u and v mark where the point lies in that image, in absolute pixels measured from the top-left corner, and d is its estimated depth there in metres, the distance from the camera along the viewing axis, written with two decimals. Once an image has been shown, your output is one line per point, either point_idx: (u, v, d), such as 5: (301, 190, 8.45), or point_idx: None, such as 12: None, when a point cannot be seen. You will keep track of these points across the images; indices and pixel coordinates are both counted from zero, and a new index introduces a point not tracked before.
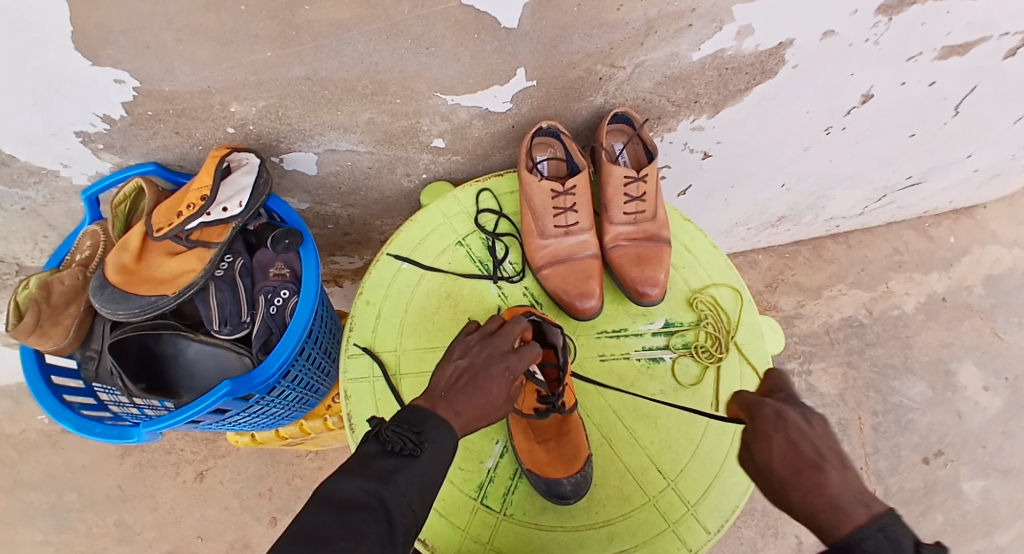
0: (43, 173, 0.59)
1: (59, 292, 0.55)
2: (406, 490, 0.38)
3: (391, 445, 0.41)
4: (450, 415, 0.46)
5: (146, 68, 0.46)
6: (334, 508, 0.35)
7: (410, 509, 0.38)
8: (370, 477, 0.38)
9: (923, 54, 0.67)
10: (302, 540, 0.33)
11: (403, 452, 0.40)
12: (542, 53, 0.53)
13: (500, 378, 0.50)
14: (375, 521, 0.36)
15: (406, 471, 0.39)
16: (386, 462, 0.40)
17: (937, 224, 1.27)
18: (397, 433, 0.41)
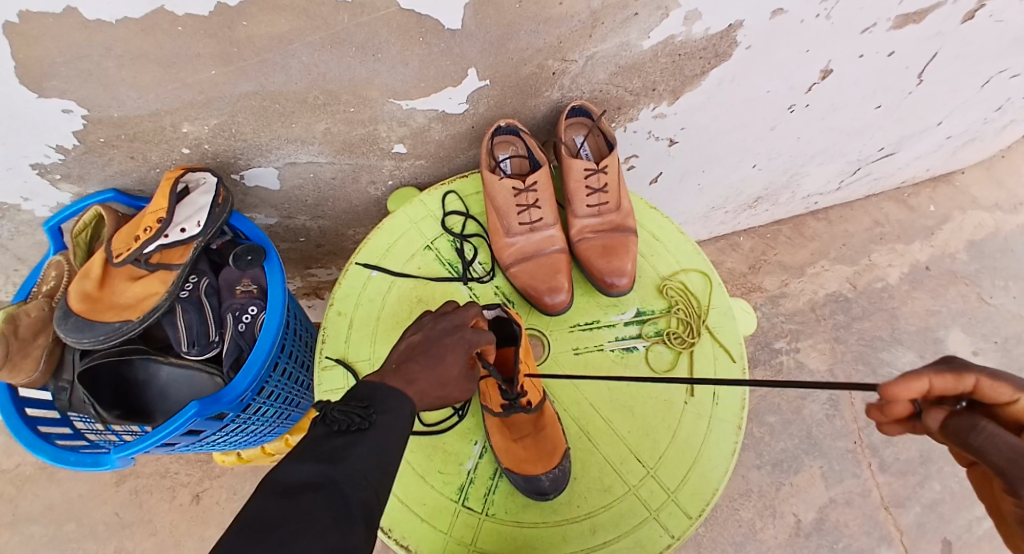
0: (6, 207, 0.59)
1: (26, 324, 0.55)
2: (364, 464, 0.34)
3: (338, 424, 0.37)
4: (404, 384, 0.45)
5: (91, 95, 0.46)
6: (281, 494, 0.30)
7: (369, 483, 0.34)
8: (320, 460, 0.34)
9: (877, 25, 0.68)
10: (246, 531, 0.27)
11: (352, 428, 0.37)
12: (491, 51, 0.53)
13: (456, 347, 0.50)
14: (330, 499, 0.31)
15: (358, 446, 0.35)
16: (334, 443, 0.36)
17: (916, 193, 1.28)
18: (343, 413, 0.38)
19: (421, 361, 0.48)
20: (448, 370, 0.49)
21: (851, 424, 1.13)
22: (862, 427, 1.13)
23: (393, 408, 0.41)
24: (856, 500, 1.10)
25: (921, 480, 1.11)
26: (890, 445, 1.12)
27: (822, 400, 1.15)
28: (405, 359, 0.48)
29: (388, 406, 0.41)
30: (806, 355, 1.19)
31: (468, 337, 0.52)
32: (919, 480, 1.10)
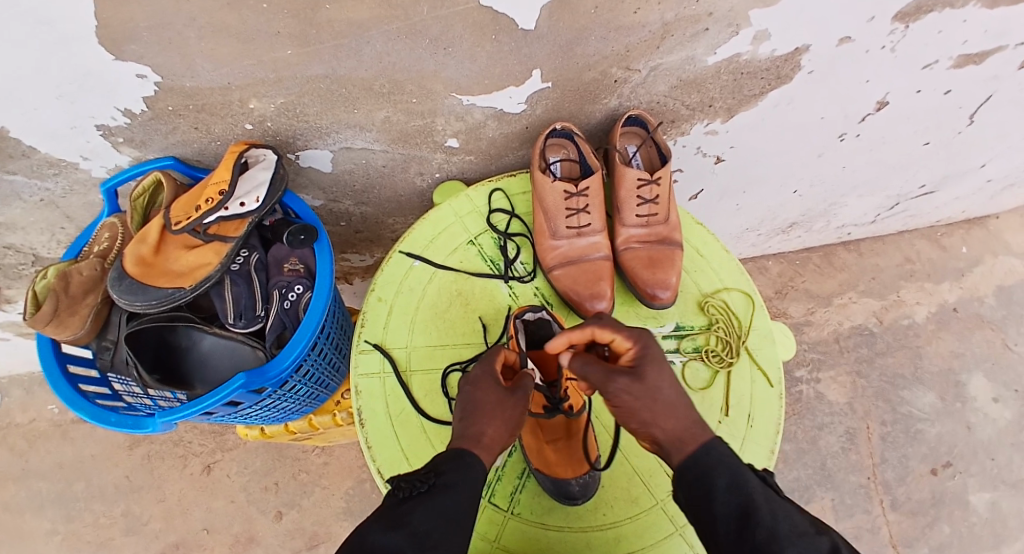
0: (63, 165, 0.58)
1: (77, 283, 0.56)
2: (428, 523, 0.40)
3: (402, 491, 0.43)
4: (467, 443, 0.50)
5: (169, 64, 0.47)
6: None
7: (434, 539, 0.39)
8: (390, 527, 0.39)
9: (938, 63, 0.67)
10: None
11: (416, 492, 0.43)
12: (558, 54, 0.54)
13: (484, 383, 0.53)
14: None
15: (419, 509, 0.41)
16: (403, 507, 0.41)
17: (949, 233, 1.26)
18: (407, 480, 0.44)
19: (465, 419, 0.52)
20: (482, 400, 0.52)
21: (865, 459, 1.12)
22: (877, 463, 1.11)
23: (453, 465, 0.46)
24: (864, 536, 1.08)
25: (932, 521, 1.08)
26: (904, 483, 1.10)
27: (838, 432, 1.14)
28: (459, 416, 0.53)
29: (455, 471, 0.46)
30: (826, 386, 1.17)
31: (480, 373, 0.55)
32: (930, 521, 1.08)
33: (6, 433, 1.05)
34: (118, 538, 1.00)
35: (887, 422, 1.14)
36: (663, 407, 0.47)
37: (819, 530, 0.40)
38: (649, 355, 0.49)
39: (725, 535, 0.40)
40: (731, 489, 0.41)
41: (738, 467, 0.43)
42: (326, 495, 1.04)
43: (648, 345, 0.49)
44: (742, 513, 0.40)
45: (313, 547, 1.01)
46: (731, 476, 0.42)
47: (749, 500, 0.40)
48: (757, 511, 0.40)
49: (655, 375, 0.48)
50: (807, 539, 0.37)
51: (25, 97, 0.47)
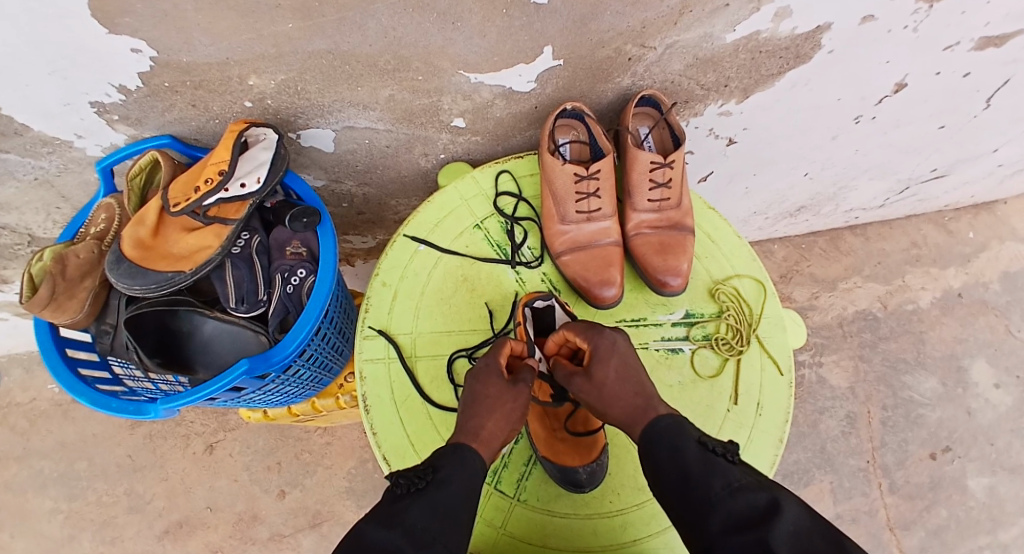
0: (57, 143, 0.56)
1: (74, 266, 0.55)
2: (424, 521, 0.40)
3: (401, 487, 0.43)
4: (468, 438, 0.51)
5: (165, 39, 0.44)
6: None
7: (430, 535, 0.39)
8: (386, 526, 0.38)
9: (959, 45, 0.64)
10: None
11: (412, 490, 0.43)
12: (571, 30, 0.51)
13: (486, 376, 0.55)
14: None
15: (416, 506, 0.41)
16: (399, 504, 0.42)
17: (957, 218, 1.25)
18: (405, 476, 0.44)
19: (468, 412, 0.53)
20: (484, 392, 0.53)
21: (865, 443, 1.12)
22: (876, 447, 1.12)
23: (448, 462, 0.47)
24: (861, 519, 1.09)
25: (929, 505, 1.10)
26: (902, 467, 1.11)
27: (839, 417, 1.14)
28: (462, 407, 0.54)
29: (450, 467, 0.46)
30: (828, 371, 1.17)
31: (483, 366, 0.56)
32: (927, 505, 1.10)
33: (7, 412, 1.05)
34: (122, 516, 1.01)
35: (888, 407, 1.14)
36: (611, 397, 0.52)
37: (762, 486, 0.39)
38: (598, 353, 0.54)
39: (673, 500, 0.42)
40: (671, 457, 0.44)
41: (681, 435, 0.45)
42: (329, 474, 1.04)
43: (599, 344, 0.54)
44: (682, 477, 0.42)
45: (317, 525, 1.02)
46: (672, 444, 0.45)
47: (686, 464, 0.43)
48: (693, 473, 0.42)
49: (602, 372, 0.53)
50: (739, 494, 0.38)
51: (14, 74, 0.44)
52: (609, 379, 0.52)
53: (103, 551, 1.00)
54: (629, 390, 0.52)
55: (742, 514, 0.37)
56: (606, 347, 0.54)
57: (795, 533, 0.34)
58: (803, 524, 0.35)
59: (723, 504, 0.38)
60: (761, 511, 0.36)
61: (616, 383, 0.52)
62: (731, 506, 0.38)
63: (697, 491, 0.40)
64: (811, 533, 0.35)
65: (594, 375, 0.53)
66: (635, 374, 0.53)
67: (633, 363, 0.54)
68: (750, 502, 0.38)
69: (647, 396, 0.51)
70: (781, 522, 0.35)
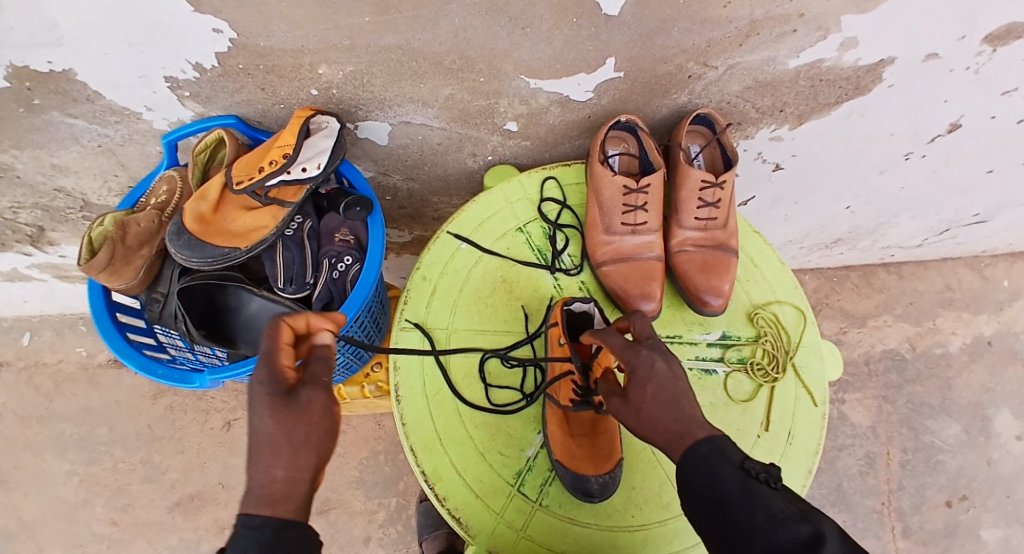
0: (126, 114, 0.59)
1: (134, 233, 0.56)
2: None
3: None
4: None
5: (246, 22, 0.46)
6: None
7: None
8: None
9: (1021, 89, 0.63)
10: None
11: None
12: (636, 44, 0.52)
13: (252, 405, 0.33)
14: None
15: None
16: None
17: (994, 264, 1.22)
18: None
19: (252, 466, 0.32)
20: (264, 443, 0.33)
21: (882, 485, 1.10)
22: (894, 490, 1.09)
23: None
24: None
25: None
26: (919, 513, 1.08)
27: (858, 455, 1.12)
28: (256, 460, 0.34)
29: None
30: (850, 408, 1.15)
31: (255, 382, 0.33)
32: None
33: (35, 371, 1.08)
34: (136, 483, 1.03)
35: (908, 450, 1.12)
36: (647, 421, 0.45)
37: (806, 515, 0.35)
38: (634, 374, 0.46)
39: (709, 526, 0.40)
40: (707, 483, 0.40)
41: (718, 457, 0.41)
42: (340, 462, 1.05)
43: (636, 364, 0.46)
44: (719, 505, 0.38)
45: (324, 511, 1.03)
46: (708, 466, 0.40)
47: (721, 493, 0.39)
48: (731, 505, 0.38)
49: (638, 396, 0.46)
50: (781, 527, 0.35)
51: (98, 41, 0.46)
52: (646, 403, 0.45)
53: (114, 516, 1.02)
54: (669, 414, 0.44)
55: (784, 551, 0.34)
56: (644, 368, 0.46)
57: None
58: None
59: (763, 538, 0.35)
60: (804, 549, 0.33)
61: (657, 406, 0.45)
62: (770, 541, 0.35)
63: (735, 521, 0.37)
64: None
65: (631, 398, 0.46)
66: (679, 391, 0.45)
67: (670, 384, 0.45)
68: (793, 536, 0.34)
69: (687, 420, 0.43)
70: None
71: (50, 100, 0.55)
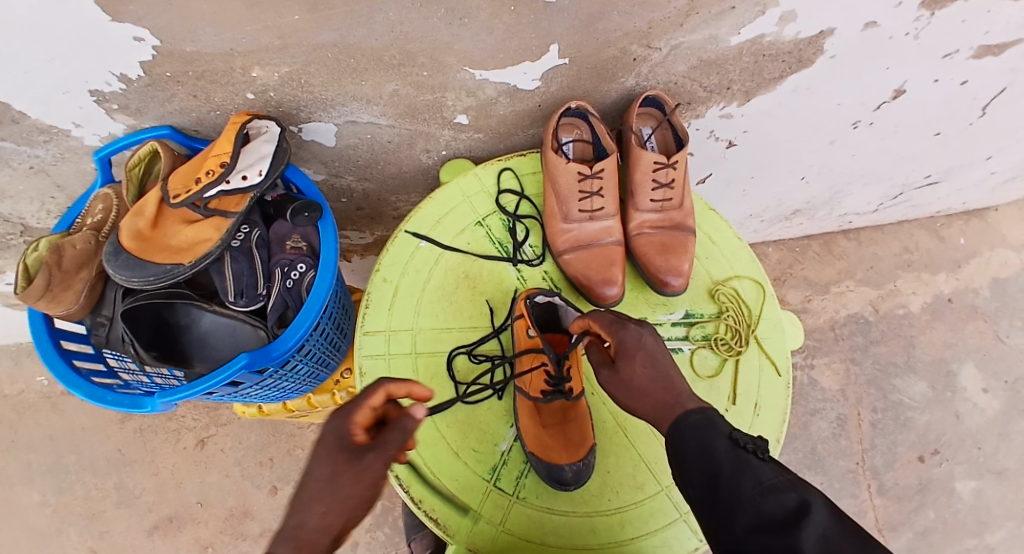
0: (54, 131, 0.55)
1: (71, 256, 0.53)
2: None
3: None
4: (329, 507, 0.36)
5: (168, 28, 0.43)
6: None
7: None
8: None
9: (959, 53, 0.65)
10: None
11: None
12: (579, 28, 0.51)
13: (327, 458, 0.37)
14: None
15: None
16: None
17: (948, 224, 1.26)
18: None
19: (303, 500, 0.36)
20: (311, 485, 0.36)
21: (855, 445, 1.14)
22: (866, 449, 1.14)
23: None
24: None
25: (916, 507, 1.11)
26: (892, 469, 1.12)
27: (830, 418, 1.15)
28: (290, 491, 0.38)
29: None
30: (820, 374, 1.18)
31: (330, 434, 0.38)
32: (914, 507, 1.11)
33: None
34: (111, 511, 1.00)
35: (878, 410, 1.16)
36: (636, 393, 0.49)
37: (795, 486, 0.35)
38: (623, 347, 0.51)
39: (703, 501, 0.39)
40: (699, 453, 0.40)
41: (709, 430, 0.42)
42: None
43: (624, 338, 0.51)
44: (710, 475, 0.38)
45: None
46: (699, 438, 0.41)
47: (713, 462, 0.39)
48: (721, 473, 0.38)
49: (628, 368, 0.50)
50: (768, 495, 0.34)
51: (11, 59, 0.43)
52: (636, 375, 0.50)
53: (91, 545, 0.99)
54: (659, 388, 0.48)
55: (770, 518, 0.33)
56: (632, 341, 0.51)
57: (825, 539, 0.30)
58: (836, 530, 0.31)
59: (751, 504, 0.35)
60: (789, 515, 0.32)
61: (644, 379, 0.49)
62: (759, 508, 0.34)
63: (725, 490, 0.37)
64: (844, 538, 0.30)
65: (621, 369, 0.51)
66: (663, 367, 0.50)
67: (661, 359, 0.50)
68: (779, 505, 0.34)
69: (676, 390, 0.47)
70: (810, 525, 0.31)
71: None
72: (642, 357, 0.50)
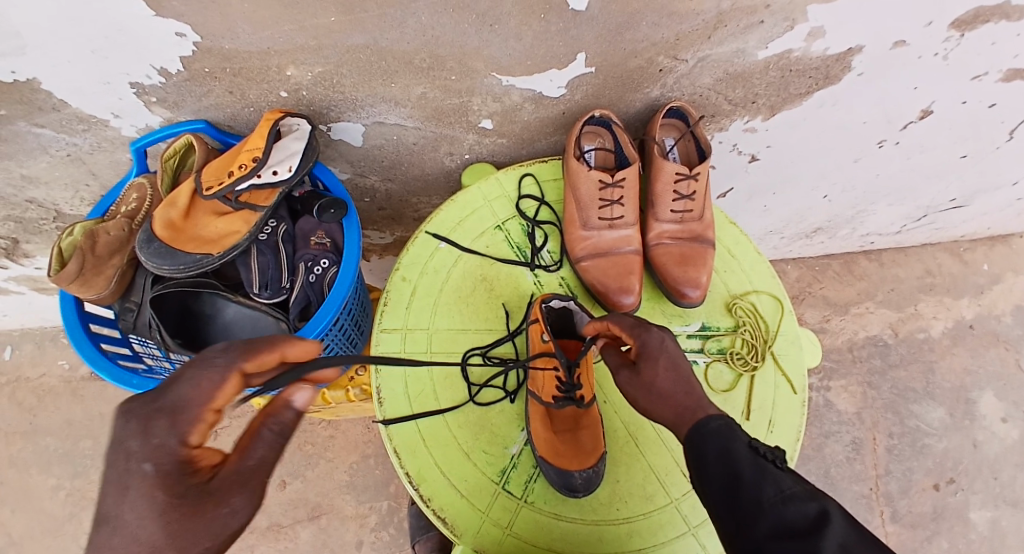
0: (93, 121, 0.58)
1: (104, 243, 0.55)
2: None
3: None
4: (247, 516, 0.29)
5: (209, 24, 0.45)
6: None
7: None
8: None
9: (989, 74, 0.64)
10: None
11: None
12: (606, 38, 0.52)
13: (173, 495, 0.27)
14: None
15: None
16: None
17: (972, 249, 1.24)
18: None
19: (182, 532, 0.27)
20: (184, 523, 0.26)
21: (869, 469, 1.11)
22: (881, 475, 1.11)
23: None
24: None
25: (930, 536, 1.08)
26: (906, 496, 1.10)
27: (844, 441, 1.13)
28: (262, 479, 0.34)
29: None
30: (835, 395, 1.16)
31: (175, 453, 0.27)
32: (928, 536, 1.08)
33: (17, 385, 1.06)
34: None
35: (894, 434, 1.13)
36: (658, 396, 0.48)
37: (816, 496, 0.35)
38: (646, 350, 0.50)
39: (719, 505, 0.38)
40: (719, 457, 0.40)
41: (732, 438, 0.41)
42: (330, 468, 1.04)
43: (647, 340, 0.50)
44: (730, 479, 0.38)
45: (315, 518, 1.02)
46: (721, 443, 0.41)
47: (734, 466, 0.39)
48: (742, 477, 0.38)
49: (650, 370, 0.49)
50: (790, 502, 0.34)
51: (58, 48, 0.45)
52: (658, 377, 0.48)
53: None
54: (683, 391, 0.47)
55: (791, 524, 0.33)
56: (655, 345, 0.50)
57: (845, 547, 0.30)
58: (858, 541, 0.30)
59: (772, 508, 0.34)
60: (811, 522, 0.32)
61: (666, 382, 0.48)
62: (779, 513, 0.34)
63: (745, 494, 0.36)
64: (864, 547, 0.30)
65: (643, 371, 0.49)
66: (685, 373, 0.49)
67: (683, 364, 0.49)
68: (800, 512, 0.33)
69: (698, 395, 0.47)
70: (832, 532, 0.31)
71: (14, 110, 0.54)
72: (665, 359, 0.49)
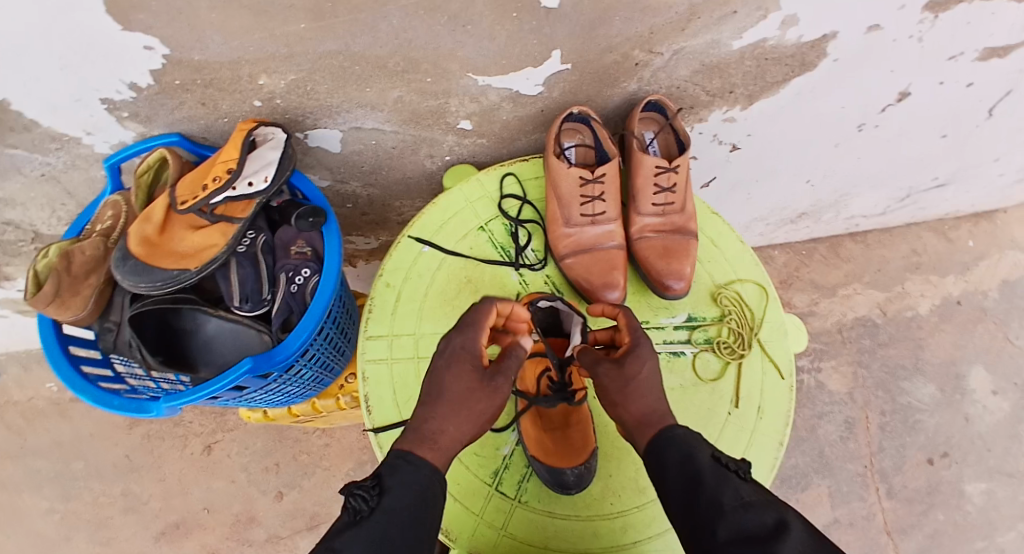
0: (65, 140, 0.57)
1: (80, 262, 0.55)
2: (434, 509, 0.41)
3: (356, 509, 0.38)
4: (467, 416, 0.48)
5: (177, 36, 0.44)
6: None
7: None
8: None
9: (964, 54, 0.65)
10: None
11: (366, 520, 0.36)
12: (580, 35, 0.52)
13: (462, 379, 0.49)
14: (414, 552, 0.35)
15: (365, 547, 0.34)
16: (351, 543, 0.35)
17: (956, 226, 1.25)
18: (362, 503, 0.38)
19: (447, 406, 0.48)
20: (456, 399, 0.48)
21: (863, 448, 1.12)
22: (875, 453, 1.12)
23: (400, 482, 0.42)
24: (858, 523, 1.09)
25: (925, 510, 1.10)
26: (900, 472, 1.11)
27: (838, 422, 1.14)
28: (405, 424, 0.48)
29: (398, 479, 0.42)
30: (826, 377, 1.17)
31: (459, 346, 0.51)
32: (923, 510, 1.10)
33: (4, 409, 1.04)
34: (118, 516, 1.00)
35: (886, 413, 1.14)
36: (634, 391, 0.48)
37: (774, 504, 0.35)
38: (639, 350, 0.50)
39: (679, 511, 0.39)
40: (681, 463, 0.41)
41: (694, 447, 0.43)
42: (327, 475, 1.04)
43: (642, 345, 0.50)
44: (690, 485, 0.39)
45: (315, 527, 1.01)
46: (684, 450, 0.42)
47: (695, 472, 0.40)
48: (703, 482, 0.38)
49: (634, 367, 0.48)
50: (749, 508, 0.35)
51: (24, 67, 0.44)
52: (640, 376, 0.48)
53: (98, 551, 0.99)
54: (655, 395, 0.48)
55: (747, 530, 0.33)
56: (647, 351, 0.50)
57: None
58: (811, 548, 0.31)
59: (731, 513, 0.35)
60: (768, 529, 0.33)
61: (646, 383, 0.48)
62: (738, 519, 0.34)
63: (705, 498, 0.37)
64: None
65: (626, 366, 0.48)
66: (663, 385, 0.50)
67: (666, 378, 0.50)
68: (758, 518, 0.34)
69: None
70: (786, 540, 0.31)
71: None
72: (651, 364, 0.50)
